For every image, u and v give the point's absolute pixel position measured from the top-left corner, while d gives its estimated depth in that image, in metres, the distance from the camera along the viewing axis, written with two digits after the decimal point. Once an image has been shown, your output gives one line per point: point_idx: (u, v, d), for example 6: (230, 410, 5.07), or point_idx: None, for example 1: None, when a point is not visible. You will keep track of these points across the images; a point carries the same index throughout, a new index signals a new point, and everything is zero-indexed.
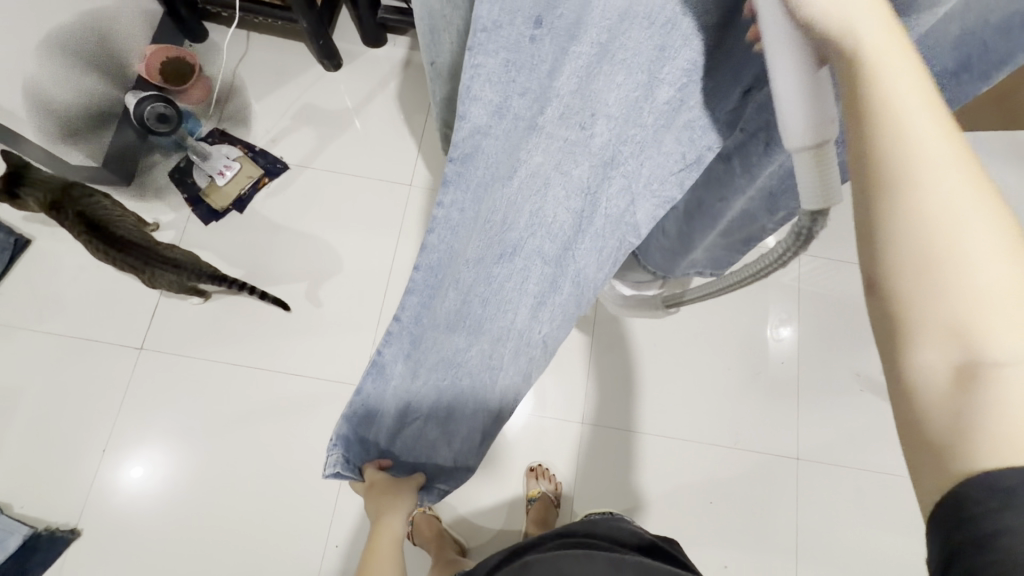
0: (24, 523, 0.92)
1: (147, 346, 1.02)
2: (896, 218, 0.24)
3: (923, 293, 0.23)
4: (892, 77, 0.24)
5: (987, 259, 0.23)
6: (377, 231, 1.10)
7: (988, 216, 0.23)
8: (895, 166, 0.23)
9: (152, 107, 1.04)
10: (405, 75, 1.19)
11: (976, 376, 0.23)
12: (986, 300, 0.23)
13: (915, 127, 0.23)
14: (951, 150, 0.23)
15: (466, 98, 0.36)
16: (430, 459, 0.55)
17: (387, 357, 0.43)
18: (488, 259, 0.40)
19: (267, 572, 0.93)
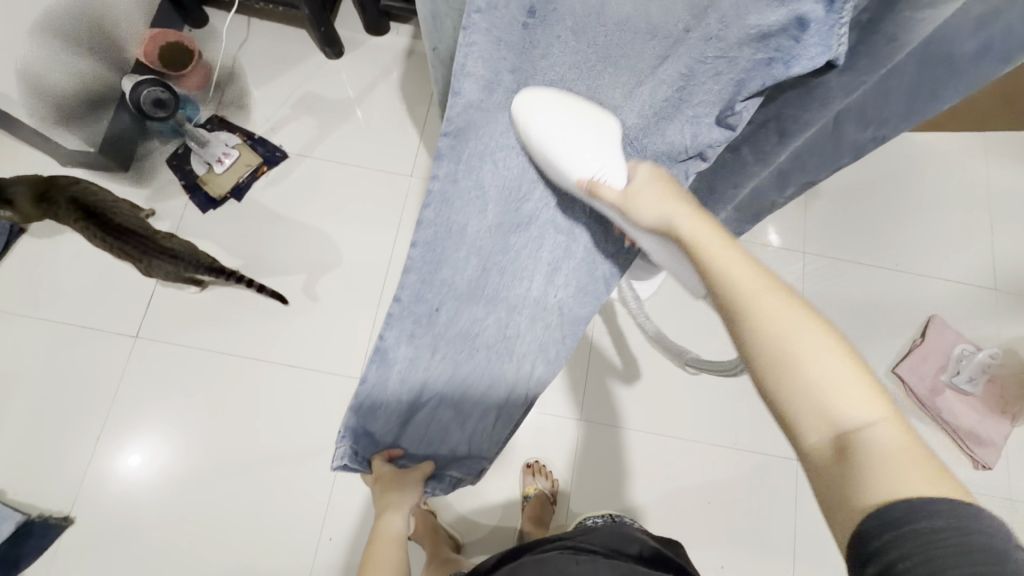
0: (18, 509, 0.91)
1: (143, 334, 1.01)
2: (752, 336, 0.37)
3: (779, 377, 0.35)
4: (716, 251, 0.41)
5: (821, 355, 0.35)
6: (376, 223, 1.09)
7: (815, 329, 0.36)
8: (739, 304, 0.38)
9: (149, 92, 1.03)
10: (408, 65, 1.17)
11: (847, 440, 0.33)
12: (826, 379, 0.34)
13: (731, 269, 0.40)
14: (761, 283, 0.39)
15: (463, 77, 0.48)
16: (441, 440, 0.58)
17: (389, 339, 0.51)
18: (507, 228, 0.53)
19: (262, 563, 0.93)
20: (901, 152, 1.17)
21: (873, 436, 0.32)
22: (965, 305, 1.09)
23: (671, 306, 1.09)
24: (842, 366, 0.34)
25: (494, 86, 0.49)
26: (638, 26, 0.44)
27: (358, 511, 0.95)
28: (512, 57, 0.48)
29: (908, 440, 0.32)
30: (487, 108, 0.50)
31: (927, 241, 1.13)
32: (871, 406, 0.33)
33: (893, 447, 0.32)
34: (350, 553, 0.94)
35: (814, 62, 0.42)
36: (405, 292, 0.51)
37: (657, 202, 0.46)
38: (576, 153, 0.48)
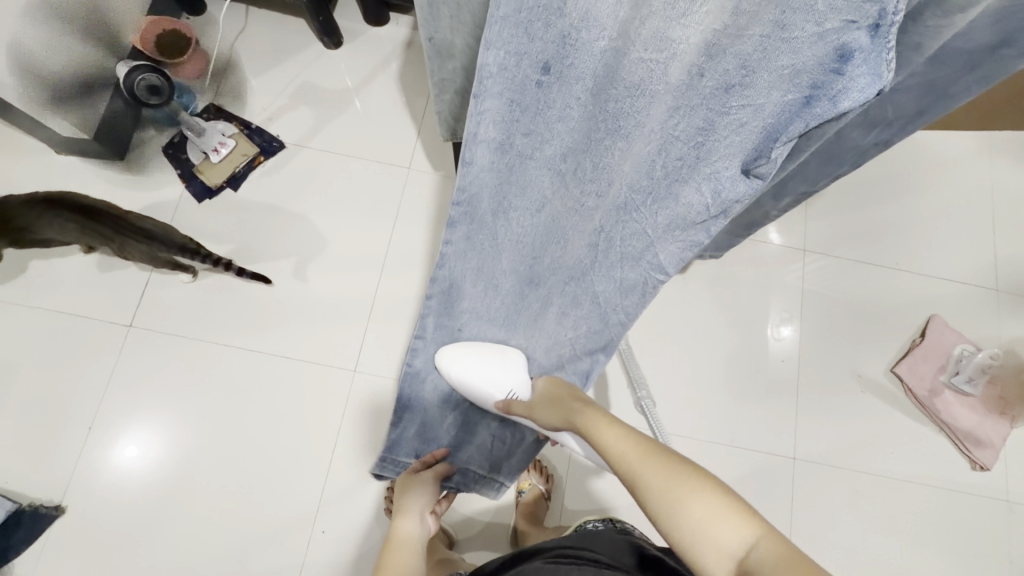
0: (8, 499, 0.90)
1: (137, 324, 1.01)
2: (645, 499, 0.46)
3: (672, 524, 0.43)
4: (606, 437, 0.55)
5: (690, 494, 0.43)
6: (374, 216, 1.08)
7: (683, 474, 0.45)
8: (630, 478, 0.49)
9: (143, 78, 1.00)
10: (407, 56, 1.16)
11: (743, 565, 0.38)
12: (699, 514, 0.42)
13: (620, 453, 0.52)
14: (639, 452, 0.50)
15: (471, 147, 0.48)
16: (473, 437, 0.78)
17: (416, 364, 0.69)
18: (523, 287, 0.63)
19: (254, 556, 0.92)
20: (904, 149, 1.16)
21: (757, 555, 0.38)
22: (966, 305, 1.08)
23: (669, 302, 1.08)
24: (713, 500, 0.42)
25: (505, 148, 0.49)
26: (653, 88, 0.42)
27: (352, 505, 0.95)
28: (525, 119, 0.47)
29: (785, 546, 0.37)
30: (500, 169, 0.51)
31: (929, 240, 1.12)
32: (743, 527, 0.39)
33: (771, 557, 0.37)
34: (343, 546, 0.93)
35: (865, 94, 0.36)
36: (428, 329, 0.66)
37: (552, 408, 0.64)
38: (493, 382, 0.68)
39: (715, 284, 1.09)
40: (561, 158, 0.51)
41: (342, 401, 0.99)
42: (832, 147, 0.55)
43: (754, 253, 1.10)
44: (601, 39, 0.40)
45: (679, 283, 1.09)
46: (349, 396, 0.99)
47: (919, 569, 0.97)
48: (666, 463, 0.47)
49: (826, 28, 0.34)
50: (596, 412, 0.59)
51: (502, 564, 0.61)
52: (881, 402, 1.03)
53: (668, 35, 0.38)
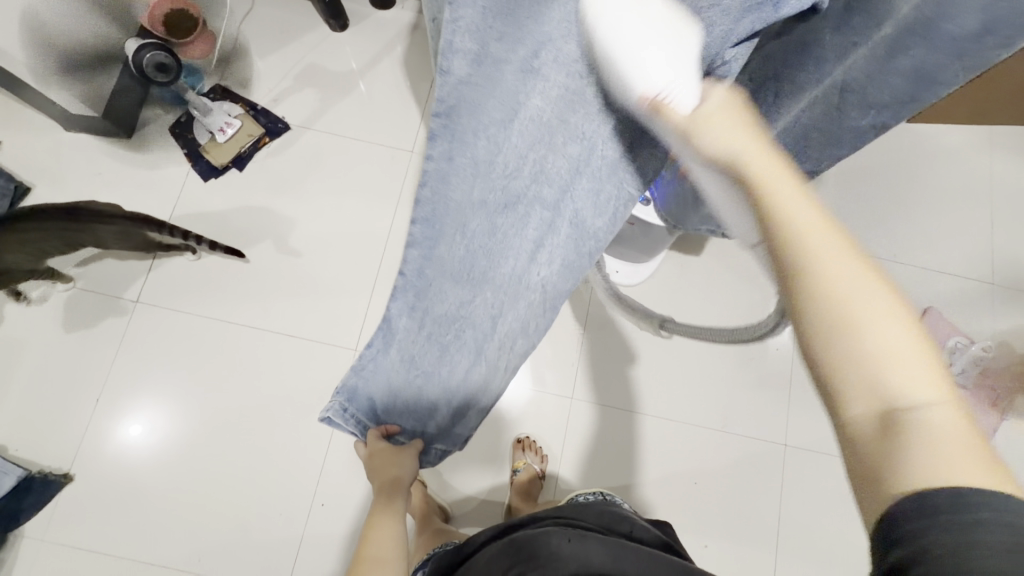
0: (19, 465, 0.93)
1: (143, 300, 1.03)
2: (810, 290, 0.31)
3: (831, 336, 0.30)
4: (778, 189, 0.34)
5: (882, 323, 0.29)
6: (377, 198, 1.10)
7: (875, 287, 0.30)
8: (793, 257, 0.32)
9: (152, 56, 1.00)
10: (412, 40, 1.17)
11: (893, 418, 0.28)
12: (882, 346, 0.29)
13: (800, 214, 0.32)
14: (825, 235, 0.32)
15: (448, 51, 0.38)
16: (429, 417, 0.62)
17: (393, 310, 0.52)
18: (495, 217, 0.45)
19: (255, 526, 0.95)
20: (906, 142, 1.16)
21: (925, 418, 0.28)
22: (960, 298, 1.09)
23: (666, 289, 1.09)
24: (904, 337, 0.29)
25: (484, 60, 0.38)
26: None
27: (350, 479, 0.97)
28: (501, 24, 0.37)
29: (969, 425, 0.28)
30: (477, 84, 0.39)
31: (929, 234, 1.13)
32: (931, 385, 0.29)
33: (949, 427, 0.28)
34: (341, 519, 0.96)
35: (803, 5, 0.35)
36: (409, 267, 0.50)
37: (728, 129, 0.37)
38: (652, 58, 0.34)
39: (713, 273, 1.10)
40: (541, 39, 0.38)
41: None
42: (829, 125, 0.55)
43: None
44: None
45: (677, 272, 1.10)
46: None
47: None
48: (861, 259, 0.31)
49: None
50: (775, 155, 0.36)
51: (496, 533, 0.63)
52: None
53: None
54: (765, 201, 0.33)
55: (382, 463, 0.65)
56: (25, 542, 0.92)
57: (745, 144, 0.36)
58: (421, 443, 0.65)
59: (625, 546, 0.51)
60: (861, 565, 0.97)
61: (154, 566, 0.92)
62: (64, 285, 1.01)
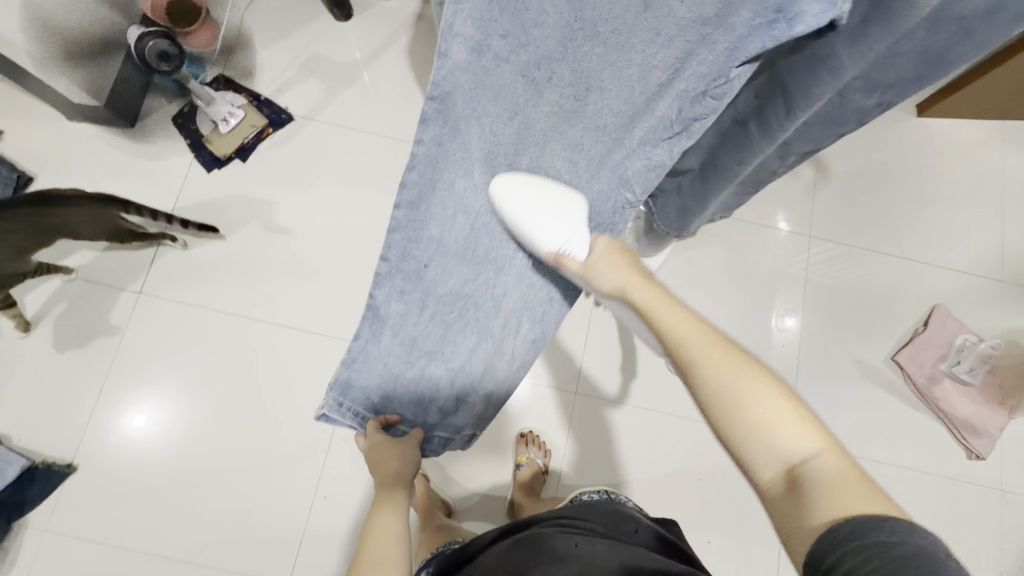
0: (23, 455, 0.93)
1: (146, 292, 1.02)
2: (703, 388, 0.43)
3: (728, 419, 0.41)
4: (660, 312, 0.48)
5: (759, 400, 0.41)
6: (380, 190, 1.09)
7: (750, 373, 0.42)
8: (684, 363, 0.45)
9: (154, 44, 0.98)
10: (417, 31, 1.15)
11: (794, 473, 0.39)
12: (766, 417, 0.40)
13: (673, 330, 0.46)
14: (702, 340, 0.45)
15: (448, 36, 0.43)
16: (428, 405, 0.61)
17: (380, 299, 0.54)
18: (496, 201, 0.56)
19: (258, 519, 0.95)
20: (917, 136, 1.15)
21: (815, 466, 0.38)
22: (970, 295, 1.08)
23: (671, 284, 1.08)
24: (781, 406, 0.41)
25: (482, 50, 0.44)
26: (610, 26, 0.43)
27: (353, 472, 0.97)
28: (503, 19, 0.43)
29: (849, 466, 0.38)
30: (474, 74, 0.45)
31: (939, 230, 1.12)
32: (810, 440, 0.39)
33: (833, 469, 0.38)
34: (344, 512, 0.96)
35: (820, 19, 0.38)
36: (392, 252, 0.53)
37: (611, 269, 0.52)
38: (547, 229, 0.54)
39: (718, 269, 1.09)
40: (537, 66, 0.47)
41: None
42: (834, 113, 0.52)
43: (760, 239, 1.10)
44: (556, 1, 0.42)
45: (682, 267, 1.09)
46: None
47: None
48: (729, 351, 0.44)
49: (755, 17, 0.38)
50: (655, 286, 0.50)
51: (499, 534, 0.62)
52: (878, 389, 1.04)
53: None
54: (656, 325, 0.47)
55: (379, 456, 0.61)
56: (29, 532, 0.92)
57: (627, 277, 0.51)
58: (421, 432, 0.63)
59: (631, 548, 0.51)
60: None
61: (159, 558, 0.93)
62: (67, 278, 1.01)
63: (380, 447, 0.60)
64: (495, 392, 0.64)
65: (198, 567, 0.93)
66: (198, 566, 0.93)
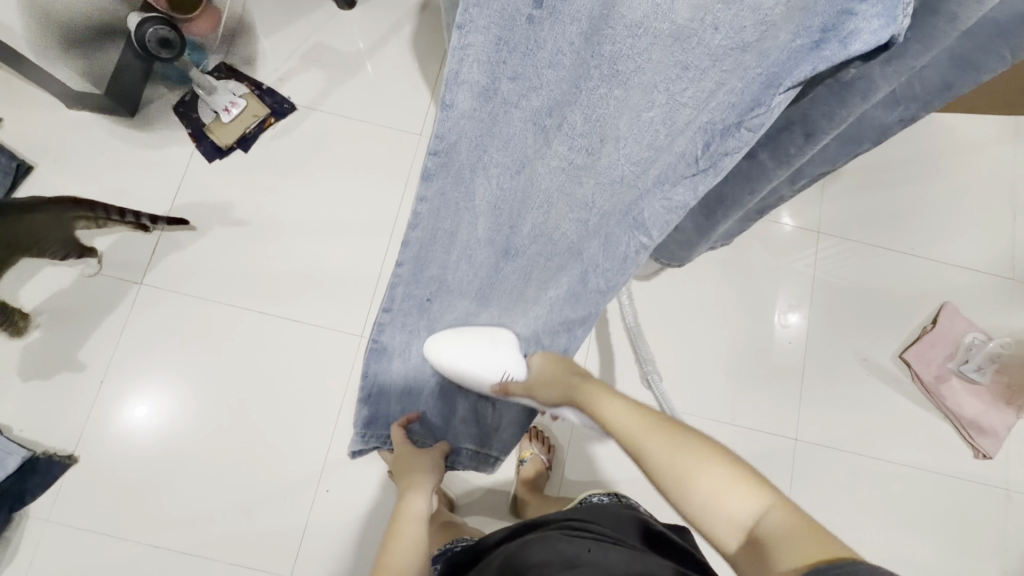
0: (24, 446, 0.93)
1: (148, 282, 1.02)
2: (651, 470, 0.47)
3: (681, 497, 0.44)
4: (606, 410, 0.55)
5: (703, 468, 0.44)
6: (384, 182, 1.08)
7: (691, 444, 0.46)
8: (632, 453, 0.50)
9: (154, 31, 0.96)
10: (420, 20, 1.14)
11: (752, 534, 0.40)
12: (710, 486, 0.43)
13: (617, 423, 0.53)
14: (640, 426, 0.51)
15: (453, 89, 0.41)
16: (450, 412, 0.71)
17: (388, 331, 0.60)
18: (497, 258, 0.55)
19: (261, 512, 0.95)
20: (928, 130, 1.13)
21: (769, 524, 0.39)
22: (979, 293, 1.07)
23: (676, 280, 1.07)
24: (725, 472, 0.43)
25: (488, 95, 0.42)
26: (629, 65, 0.38)
27: (356, 467, 0.97)
28: (512, 61, 0.40)
29: (798, 516, 0.38)
30: (481, 121, 0.44)
31: (947, 226, 1.10)
32: (756, 498, 0.41)
33: (783, 525, 0.38)
34: (346, 505, 0.95)
35: (878, 39, 0.31)
36: (395, 302, 0.57)
37: (551, 383, 0.61)
38: (485, 366, 0.61)
39: (723, 265, 1.08)
40: (548, 111, 0.44)
41: (349, 366, 1.01)
42: (852, 125, 0.52)
43: (767, 234, 1.09)
44: (569, 36, 0.38)
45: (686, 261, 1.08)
46: (355, 361, 1.01)
47: (915, 552, 0.97)
48: (664, 433, 0.48)
49: (800, 34, 0.32)
50: (596, 387, 0.58)
51: (506, 536, 0.62)
52: (885, 385, 1.03)
53: (637, 24, 0.36)
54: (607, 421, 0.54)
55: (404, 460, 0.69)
56: (31, 522, 0.92)
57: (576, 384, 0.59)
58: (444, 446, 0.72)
59: (646, 554, 0.50)
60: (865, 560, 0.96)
61: (160, 549, 0.93)
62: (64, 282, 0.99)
63: (404, 458, 0.69)
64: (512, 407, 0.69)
65: (200, 559, 0.93)
66: (200, 558, 0.93)
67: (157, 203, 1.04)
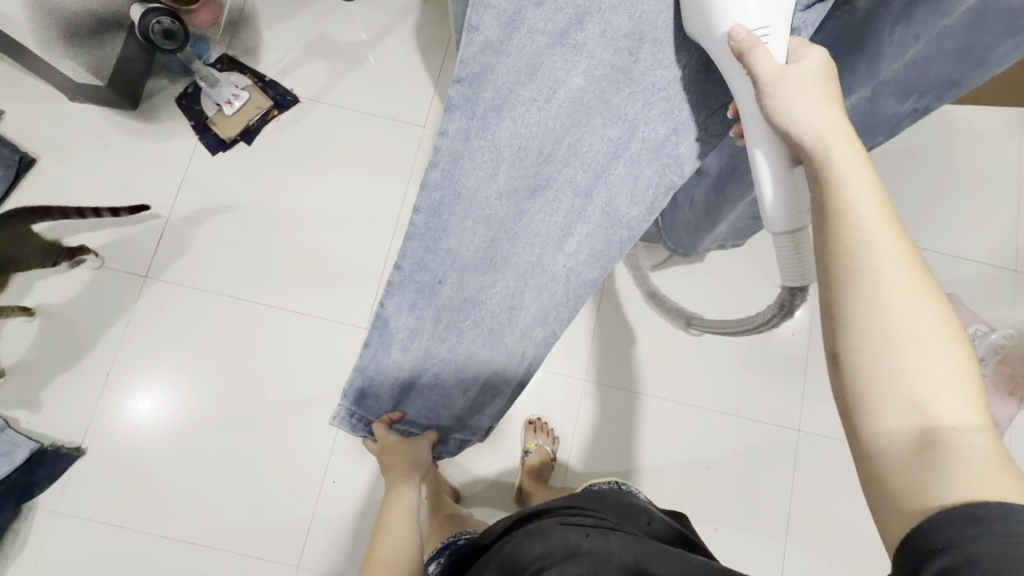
0: (31, 438, 0.93)
1: (152, 275, 1.02)
2: (856, 292, 0.33)
3: (879, 346, 0.32)
4: (850, 174, 0.36)
5: (929, 338, 0.31)
6: (388, 175, 1.07)
7: (935, 303, 0.32)
8: (851, 252, 0.33)
9: (159, 22, 0.95)
10: (424, 11, 1.13)
11: (936, 433, 0.30)
12: (927, 365, 0.31)
13: (867, 197, 0.34)
14: (894, 234, 0.33)
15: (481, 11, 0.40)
16: (448, 406, 0.60)
17: (390, 309, 0.49)
18: (519, 200, 0.46)
19: (267, 504, 0.95)
20: (932, 122, 1.13)
21: (962, 439, 0.30)
22: (982, 284, 1.07)
23: (681, 270, 1.07)
24: (948, 358, 0.31)
25: (514, 24, 0.41)
26: None
27: (361, 458, 0.97)
28: None
29: (999, 448, 0.30)
30: (507, 52, 0.42)
31: (950, 218, 1.10)
32: (974, 410, 0.30)
33: (982, 448, 0.29)
34: (353, 496, 0.96)
35: None
36: (408, 260, 0.47)
37: (813, 103, 0.39)
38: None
39: (728, 256, 1.07)
40: (574, 24, 0.42)
41: (353, 359, 1.01)
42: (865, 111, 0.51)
43: None
44: None
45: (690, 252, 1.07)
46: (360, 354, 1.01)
47: None
48: (917, 269, 0.33)
49: None
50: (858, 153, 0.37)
51: (508, 526, 0.62)
52: None
53: None
54: (837, 189, 0.35)
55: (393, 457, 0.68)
56: (39, 514, 0.92)
57: (829, 123, 0.38)
58: (435, 435, 0.66)
59: (647, 541, 0.51)
60: (866, 550, 0.97)
61: (169, 540, 0.93)
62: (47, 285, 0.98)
63: (393, 446, 0.65)
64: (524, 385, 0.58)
65: (207, 549, 0.93)
66: (207, 548, 0.93)
67: (160, 197, 1.04)
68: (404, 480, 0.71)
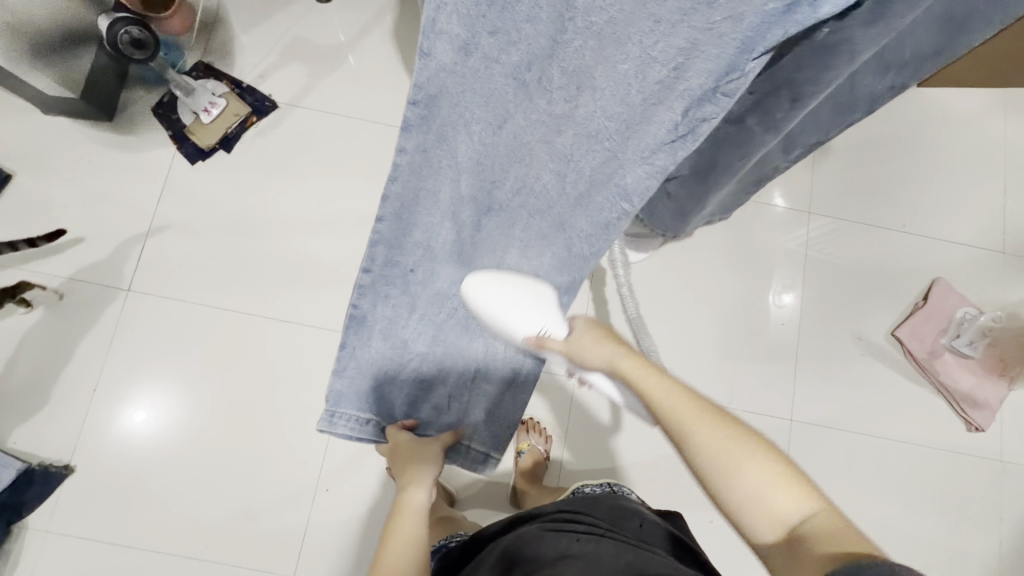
0: (17, 458, 0.92)
1: (135, 289, 1.00)
2: (694, 457, 0.46)
3: (726, 485, 0.44)
4: (647, 383, 0.50)
5: (754, 465, 0.44)
6: (370, 178, 1.06)
7: (743, 439, 0.45)
8: (674, 432, 0.47)
9: (126, 31, 0.96)
10: (402, 9, 1.11)
11: (794, 530, 0.41)
12: (759, 486, 0.43)
13: (663, 398, 0.49)
14: (688, 403, 0.47)
15: (430, 31, 0.35)
16: (426, 398, 0.71)
17: (364, 310, 0.57)
18: (479, 217, 0.54)
19: (261, 515, 0.95)
20: (916, 105, 1.12)
21: (811, 527, 0.41)
22: (970, 266, 1.07)
23: (669, 264, 1.06)
24: (772, 473, 0.43)
25: (469, 51, 0.37)
26: (607, 20, 0.35)
27: (354, 465, 0.97)
28: (493, 14, 0.35)
29: (838, 518, 0.41)
30: (461, 76, 0.38)
31: (936, 201, 1.10)
32: (805, 500, 0.42)
33: (827, 527, 0.40)
34: (348, 502, 0.96)
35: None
36: (376, 262, 0.52)
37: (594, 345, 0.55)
38: (522, 318, 0.55)
39: (716, 248, 1.07)
40: (527, 66, 0.39)
41: None
42: (842, 95, 0.50)
43: (758, 215, 1.08)
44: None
45: (678, 245, 1.07)
46: None
47: (910, 526, 0.98)
48: (719, 421, 0.46)
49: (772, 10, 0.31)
50: (640, 358, 0.53)
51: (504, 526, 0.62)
52: (879, 362, 1.04)
53: None
54: (647, 396, 0.50)
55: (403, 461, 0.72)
56: (29, 533, 0.91)
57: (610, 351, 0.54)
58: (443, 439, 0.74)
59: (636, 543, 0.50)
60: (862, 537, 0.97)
61: (164, 554, 0.93)
62: (23, 309, 0.97)
63: (404, 448, 0.71)
64: (499, 378, 0.70)
65: (203, 562, 0.93)
66: (202, 561, 0.93)
67: (140, 208, 1.02)
68: (416, 481, 0.69)
